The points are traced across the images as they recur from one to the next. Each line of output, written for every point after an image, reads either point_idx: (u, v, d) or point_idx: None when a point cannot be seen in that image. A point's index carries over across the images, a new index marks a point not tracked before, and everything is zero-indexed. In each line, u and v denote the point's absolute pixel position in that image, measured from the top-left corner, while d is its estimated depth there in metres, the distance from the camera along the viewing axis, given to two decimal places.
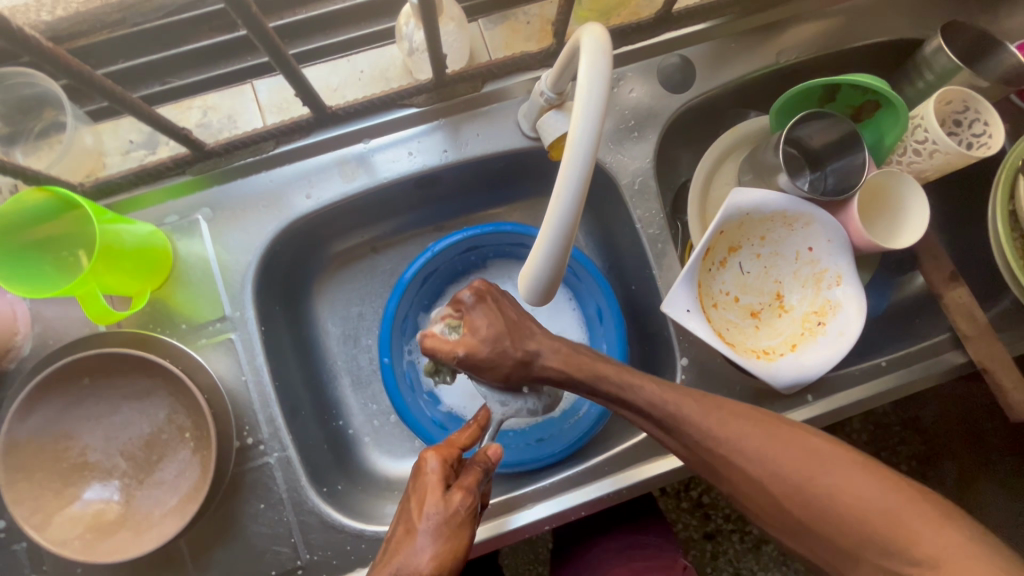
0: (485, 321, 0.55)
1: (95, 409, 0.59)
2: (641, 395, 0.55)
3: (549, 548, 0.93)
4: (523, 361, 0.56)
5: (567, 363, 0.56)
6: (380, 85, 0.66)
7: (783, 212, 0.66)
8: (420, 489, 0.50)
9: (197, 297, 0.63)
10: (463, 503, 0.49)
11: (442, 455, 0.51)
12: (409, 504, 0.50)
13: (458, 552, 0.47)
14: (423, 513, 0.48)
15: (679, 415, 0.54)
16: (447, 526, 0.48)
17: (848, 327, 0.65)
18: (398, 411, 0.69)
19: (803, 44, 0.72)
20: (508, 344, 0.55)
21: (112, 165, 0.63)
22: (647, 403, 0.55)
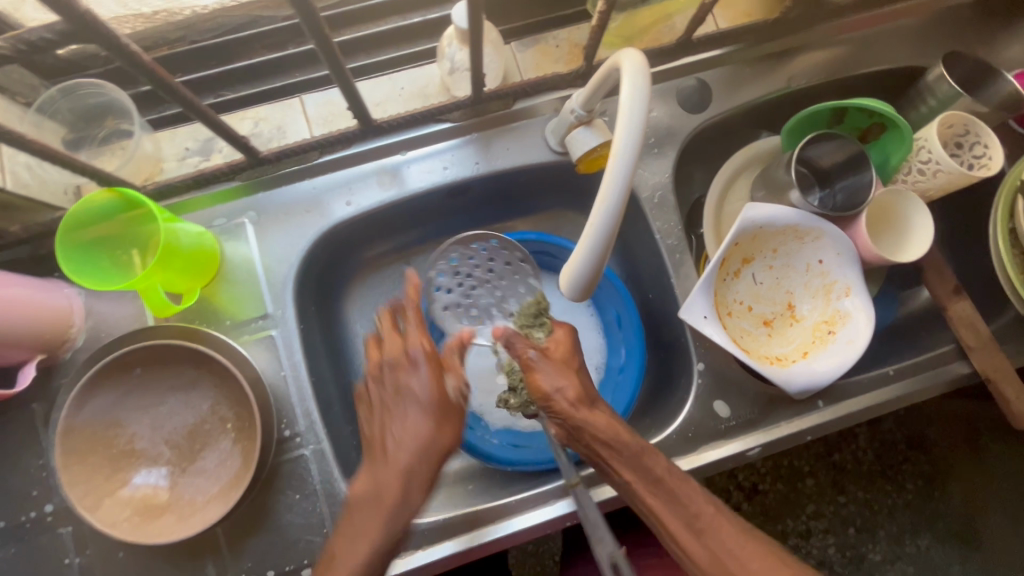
0: (556, 352, 0.61)
1: (144, 398, 0.62)
2: (655, 465, 0.56)
3: (556, 561, 0.97)
4: (564, 401, 0.57)
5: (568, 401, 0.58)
6: (418, 101, 0.71)
7: (794, 227, 0.70)
8: (410, 438, 0.56)
9: (240, 296, 0.67)
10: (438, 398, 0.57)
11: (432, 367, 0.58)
12: (414, 417, 0.57)
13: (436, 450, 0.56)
14: (423, 459, 0.55)
15: (691, 495, 0.55)
16: (426, 425, 0.56)
17: (857, 337, 0.69)
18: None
19: (813, 70, 0.76)
20: (567, 374, 0.59)
21: (168, 170, 0.68)
22: (659, 475, 0.56)
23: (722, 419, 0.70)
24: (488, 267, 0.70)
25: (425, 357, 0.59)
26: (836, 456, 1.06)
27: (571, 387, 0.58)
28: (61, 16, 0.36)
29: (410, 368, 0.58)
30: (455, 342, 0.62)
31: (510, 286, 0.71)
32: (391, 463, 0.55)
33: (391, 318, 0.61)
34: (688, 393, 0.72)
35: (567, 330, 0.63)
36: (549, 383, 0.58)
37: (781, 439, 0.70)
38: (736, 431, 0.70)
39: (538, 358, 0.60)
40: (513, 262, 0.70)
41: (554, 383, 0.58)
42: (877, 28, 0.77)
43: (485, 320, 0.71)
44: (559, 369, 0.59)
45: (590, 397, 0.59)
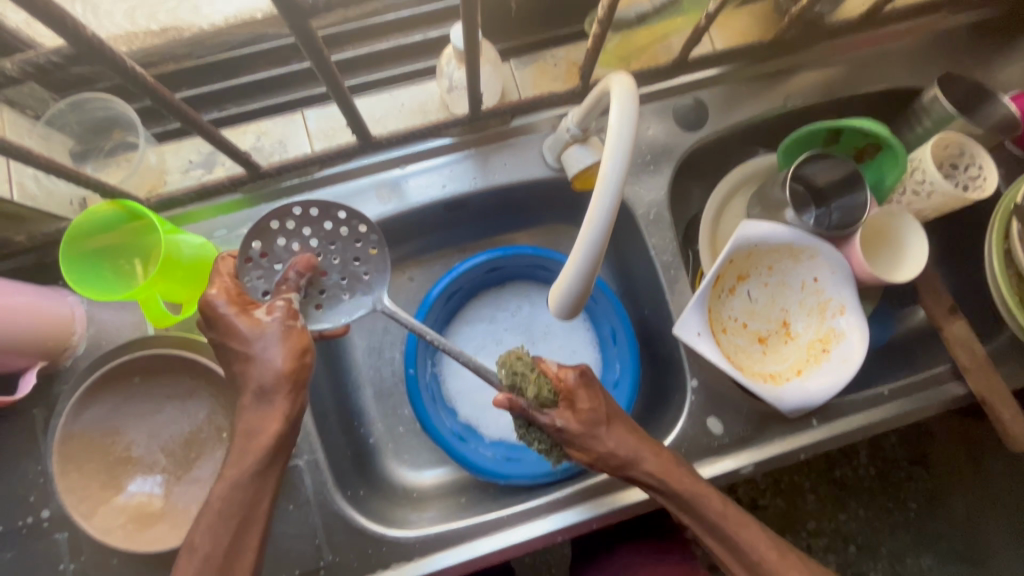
0: (580, 413, 0.60)
1: (141, 406, 0.63)
2: (652, 464, 0.59)
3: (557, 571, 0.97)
4: (620, 458, 0.59)
5: (619, 442, 0.59)
6: (418, 118, 0.72)
7: (789, 245, 0.70)
8: (258, 397, 0.54)
9: None
10: (263, 324, 0.55)
11: (239, 305, 0.55)
12: (265, 377, 0.54)
13: (298, 348, 0.55)
14: (268, 414, 0.54)
15: (729, 520, 0.60)
16: (278, 342, 0.54)
17: (851, 355, 0.69)
18: (420, 421, 0.73)
19: (809, 90, 0.77)
20: (603, 433, 0.60)
21: (172, 182, 0.69)
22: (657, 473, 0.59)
23: (715, 437, 0.71)
24: (318, 235, 0.61)
25: (256, 337, 0.54)
26: (837, 472, 1.06)
27: (618, 449, 0.59)
28: (68, 41, 0.38)
29: (241, 343, 0.54)
30: (280, 313, 0.55)
31: (349, 251, 0.62)
32: (241, 437, 0.54)
33: (207, 313, 0.55)
34: (681, 409, 0.72)
35: (575, 374, 0.61)
36: (605, 447, 0.59)
37: (774, 457, 0.70)
38: (729, 449, 0.71)
39: (573, 418, 0.59)
40: (346, 223, 0.61)
41: (608, 440, 0.59)
42: (873, 49, 0.78)
43: (314, 286, 0.61)
44: (594, 433, 0.59)
45: (634, 456, 0.60)
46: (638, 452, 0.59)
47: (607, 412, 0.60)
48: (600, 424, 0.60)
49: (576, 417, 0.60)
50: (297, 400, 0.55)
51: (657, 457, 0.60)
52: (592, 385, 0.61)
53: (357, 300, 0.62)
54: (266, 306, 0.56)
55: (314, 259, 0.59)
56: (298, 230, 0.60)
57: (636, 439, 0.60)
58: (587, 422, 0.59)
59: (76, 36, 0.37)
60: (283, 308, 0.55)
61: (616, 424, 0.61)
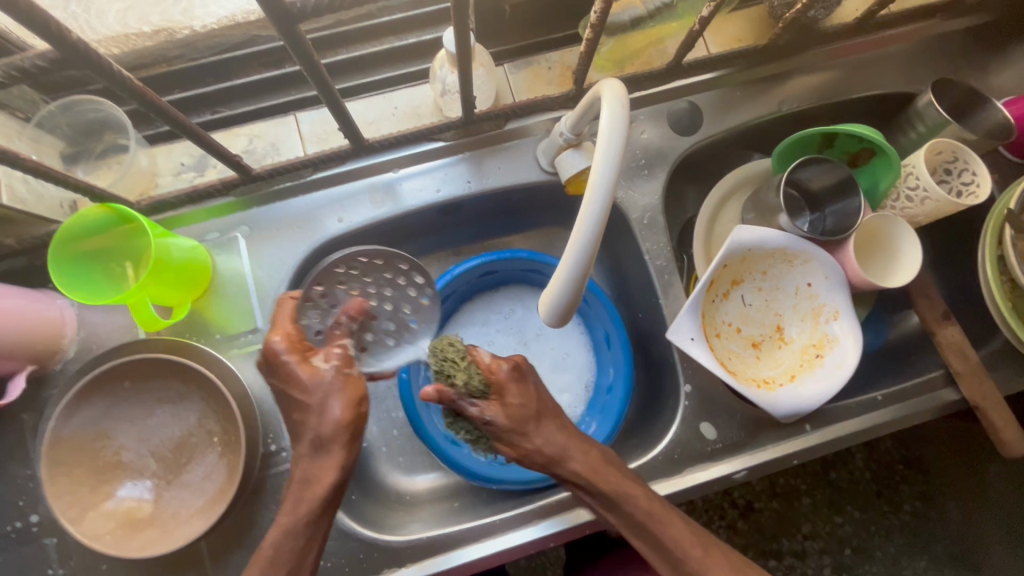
0: (510, 408, 0.58)
1: (132, 410, 0.63)
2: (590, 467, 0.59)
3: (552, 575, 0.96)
4: (551, 453, 0.59)
5: (551, 440, 0.59)
6: (412, 121, 0.71)
7: (783, 250, 0.70)
8: (314, 447, 0.54)
9: (231, 310, 0.68)
10: (324, 375, 0.54)
11: (288, 344, 0.55)
12: (319, 431, 0.54)
13: (358, 397, 0.55)
14: (320, 464, 0.55)
15: (661, 520, 0.59)
16: (339, 395, 0.54)
17: (845, 361, 0.69)
18: (413, 425, 0.72)
19: (803, 94, 0.77)
20: (532, 430, 0.59)
21: (163, 185, 0.68)
22: (598, 475, 0.59)
23: (709, 442, 0.70)
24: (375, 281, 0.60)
25: (316, 390, 0.54)
26: (833, 475, 1.06)
27: (549, 445, 0.59)
28: (52, 45, 0.38)
29: (300, 392, 0.54)
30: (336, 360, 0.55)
31: (403, 300, 0.62)
32: (296, 485, 0.55)
33: (270, 358, 0.55)
34: (675, 414, 0.72)
35: (505, 365, 0.59)
36: (533, 443, 0.59)
37: (768, 462, 0.70)
38: (723, 454, 0.70)
39: (504, 411, 0.58)
40: (407, 274, 0.61)
41: (540, 436, 0.59)
42: (868, 54, 0.78)
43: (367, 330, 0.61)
44: (524, 429, 0.58)
45: (565, 451, 0.60)
46: (575, 453, 0.59)
47: (539, 407, 0.59)
48: (528, 420, 0.59)
49: (504, 411, 0.58)
50: (352, 451, 0.55)
51: (586, 452, 0.60)
52: (523, 373, 0.60)
53: (401, 348, 0.62)
54: (323, 354, 0.55)
55: (368, 303, 0.58)
56: (357, 277, 0.59)
57: (567, 435, 0.60)
58: (517, 417, 0.58)
59: (62, 42, 0.37)
60: (341, 357, 0.56)
61: (546, 420, 0.60)
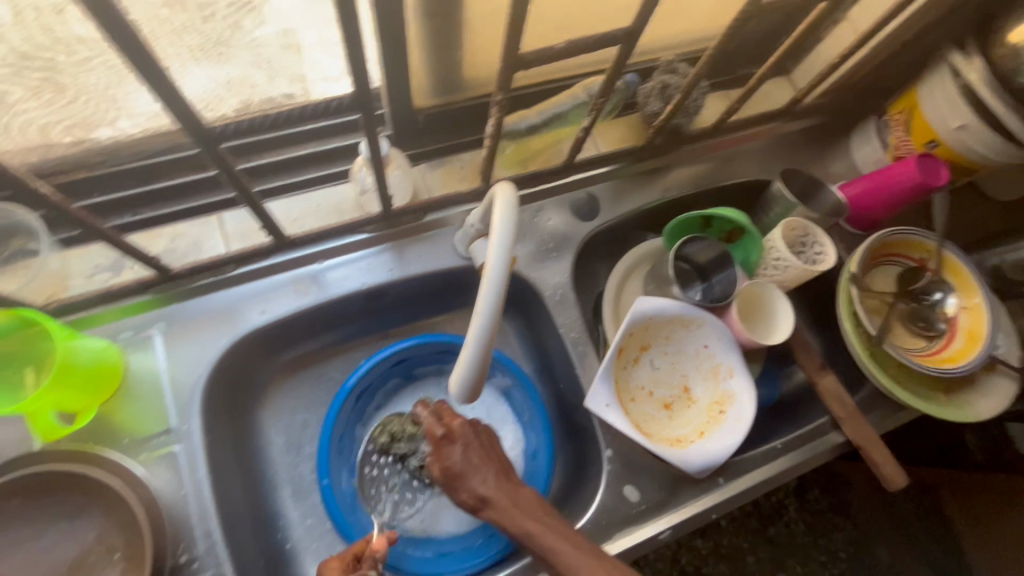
0: (449, 454, 0.64)
1: (21, 531, 0.58)
2: (498, 501, 0.62)
3: None
4: (480, 499, 0.63)
5: (498, 491, 0.63)
6: (334, 217, 0.76)
7: (680, 316, 0.79)
8: None
9: (142, 411, 0.66)
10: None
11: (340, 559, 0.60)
12: None
13: None
14: None
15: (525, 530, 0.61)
16: None
17: (743, 414, 0.76)
18: (342, 532, 0.71)
19: (682, 184, 0.91)
20: (465, 479, 0.63)
21: (74, 287, 0.68)
22: (507, 506, 0.62)
23: (633, 504, 0.74)
24: None
25: None
26: (771, 530, 1.09)
27: (493, 492, 0.63)
28: None
29: None
30: None
31: None
32: None
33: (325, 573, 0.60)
34: (600, 479, 0.75)
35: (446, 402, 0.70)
36: (469, 486, 0.63)
37: (690, 519, 0.74)
38: (646, 516, 0.73)
39: (452, 459, 0.64)
40: None
41: (478, 478, 0.63)
42: (729, 150, 0.94)
43: None
44: (466, 467, 0.64)
45: (498, 500, 0.62)
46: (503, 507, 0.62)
47: (478, 459, 0.65)
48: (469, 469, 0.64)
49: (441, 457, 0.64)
50: None
51: (512, 494, 0.63)
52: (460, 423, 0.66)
53: None
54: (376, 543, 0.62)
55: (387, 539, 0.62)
56: None
57: (480, 456, 0.65)
58: (467, 463, 0.64)
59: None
60: None
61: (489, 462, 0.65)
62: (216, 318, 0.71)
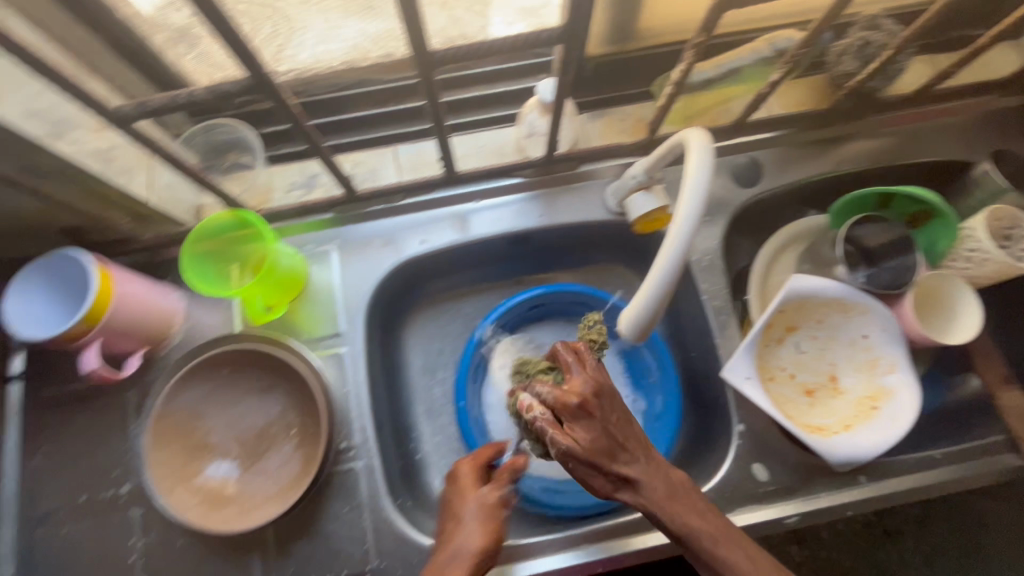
0: (592, 435, 0.54)
1: (224, 396, 0.69)
2: (650, 487, 0.55)
3: None
4: (626, 480, 0.55)
5: (651, 474, 0.55)
6: (495, 158, 0.80)
7: (841, 300, 0.73)
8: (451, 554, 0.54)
9: (318, 315, 0.75)
10: (491, 493, 0.58)
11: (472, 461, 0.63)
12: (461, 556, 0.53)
13: (485, 544, 0.55)
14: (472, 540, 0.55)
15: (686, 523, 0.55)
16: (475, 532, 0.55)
17: (902, 414, 0.70)
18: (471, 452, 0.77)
19: (862, 157, 0.82)
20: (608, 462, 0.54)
21: (276, 198, 0.78)
22: (660, 491, 0.55)
23: (760, 483, 0.71)
24: None
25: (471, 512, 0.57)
26: (880, 554, 0.95)
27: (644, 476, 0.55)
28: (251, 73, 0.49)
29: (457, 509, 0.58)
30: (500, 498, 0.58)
31: None
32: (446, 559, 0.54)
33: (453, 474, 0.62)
34: (726, 453, 0.73)
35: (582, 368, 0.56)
36: (616, 468, 0.54)
37: (821, 510, 0.70)
38: (773, 498, 0.71)
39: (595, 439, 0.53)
40: None
41: (626, 456, 0.55)
42: (925, 124, 0.82)
43: None
44: (608, 451, 0.54)
45: (650, 484, 0.55)
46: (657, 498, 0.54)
47: (622, 438, 0.55)
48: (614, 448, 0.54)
49: (578, 441, 0.53)
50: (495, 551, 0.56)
51: (664, 479, 0.56)
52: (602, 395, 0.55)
53: None
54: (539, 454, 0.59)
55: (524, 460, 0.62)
56: None
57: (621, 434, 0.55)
58: (613, 445, 0.54)
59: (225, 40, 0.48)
60: (496, 503, 0.57)
61: (637, 444, 0.55)
62: (382, 243, 0.78)
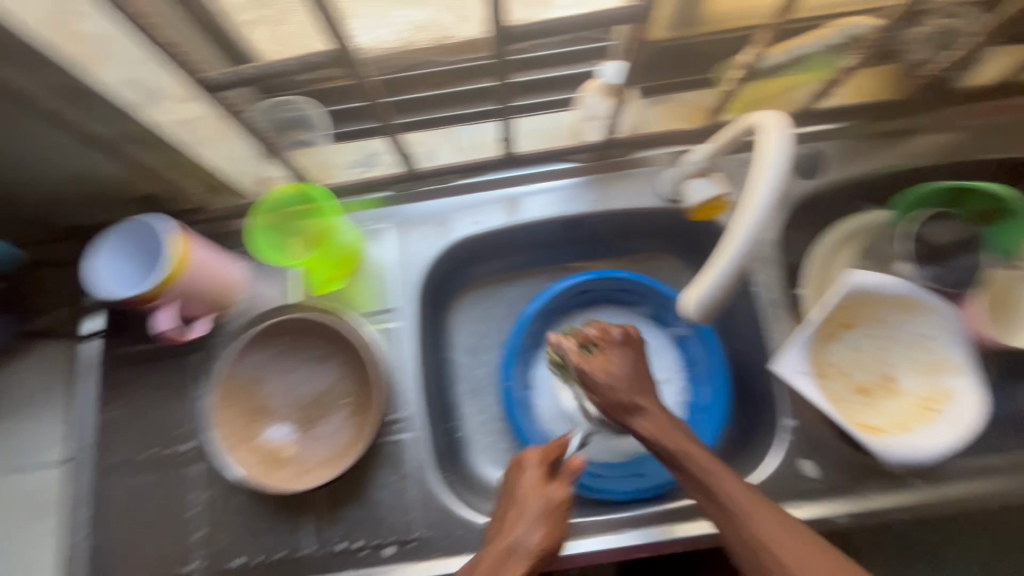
0: (617, 362, 0.63)
1: (284, 363, 0.72)
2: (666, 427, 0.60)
3: None
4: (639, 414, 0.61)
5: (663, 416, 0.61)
6: (549, 142, 0.81)
7: (903, 298, 0.71)
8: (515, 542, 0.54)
9: (370, 290, 0.77)
10: (556, 491, 0.58)
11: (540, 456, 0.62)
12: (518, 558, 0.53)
13: (550, 543, 0.55)
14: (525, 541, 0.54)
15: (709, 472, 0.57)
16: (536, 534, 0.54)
17: (963, 418, 0.67)
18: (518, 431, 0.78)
19: (932, 151, 0.79)
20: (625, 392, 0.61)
21: (335, 175, 0.78)
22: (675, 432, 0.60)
23: (808, 479, 0.70)
24: None
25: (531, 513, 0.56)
26: None
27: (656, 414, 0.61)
28: None
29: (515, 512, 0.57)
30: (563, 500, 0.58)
31: None
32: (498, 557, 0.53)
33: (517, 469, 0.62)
34: (775, 446, 0.72)
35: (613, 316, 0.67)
36: (631, 397, 0.61)
37: (874, 512, 0.68)
38: (824, 495, 0.69)
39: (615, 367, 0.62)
40: None
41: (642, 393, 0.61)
42: (999, 120, 0.79)
43: None
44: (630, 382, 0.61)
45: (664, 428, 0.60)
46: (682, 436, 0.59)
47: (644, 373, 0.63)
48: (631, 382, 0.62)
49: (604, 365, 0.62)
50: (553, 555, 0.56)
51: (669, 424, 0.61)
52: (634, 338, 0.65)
53: None
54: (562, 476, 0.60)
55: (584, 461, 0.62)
56: None
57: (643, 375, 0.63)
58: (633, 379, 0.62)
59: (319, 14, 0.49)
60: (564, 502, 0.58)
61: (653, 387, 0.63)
62: (437, 223, 0.80)
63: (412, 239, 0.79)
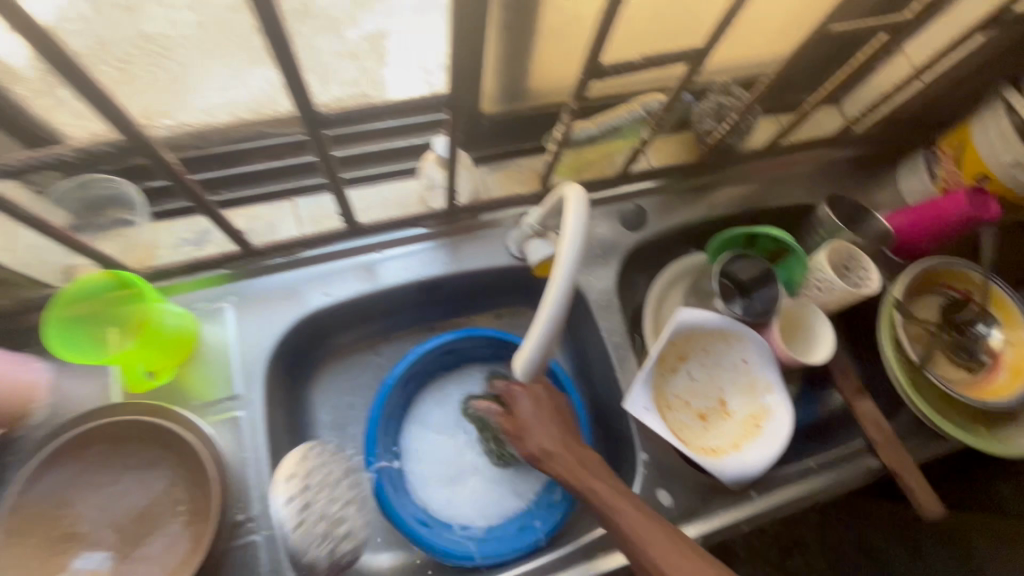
0: (523, 405, 0.69)
1: (98, 477, 0.63)
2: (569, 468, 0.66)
3: None
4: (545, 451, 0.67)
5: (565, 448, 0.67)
6: (398, 209, 0.81)
7: (721, 329, 0.81)
8: None
9: (212, 377, 0.71)
10: None
11: None
12: None
13: None
14: None
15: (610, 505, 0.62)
16: None
17: (780, 431, 0.77)
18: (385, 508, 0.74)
19: (731, 201, 0.93)
20: (527, 434, 0.68)
21: (162, 256, 0.74)
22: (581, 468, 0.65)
23: (665, 508, 0.75)
24: None
25: None
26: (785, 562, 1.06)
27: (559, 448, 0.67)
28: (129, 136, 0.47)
29: None
30: None
31: None
32: None
33: None
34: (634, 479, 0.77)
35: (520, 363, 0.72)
36: (535, 438, 0.68)
37: (721, 528, 0.75)
38: (679, 522, 0.75)
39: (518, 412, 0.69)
40: None
41: (542, 432, 0.68)
42: (776, 173, 0.96)
43: None
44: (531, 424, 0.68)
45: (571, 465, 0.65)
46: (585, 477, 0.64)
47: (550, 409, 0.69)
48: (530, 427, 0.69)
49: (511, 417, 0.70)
50: None
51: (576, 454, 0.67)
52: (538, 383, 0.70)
53: None
54: None
55: None
56: None
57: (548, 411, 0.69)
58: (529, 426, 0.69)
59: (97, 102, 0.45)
60: None
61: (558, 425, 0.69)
62: (283, 297, 0.76)
63: (255, 317, 0.74)
